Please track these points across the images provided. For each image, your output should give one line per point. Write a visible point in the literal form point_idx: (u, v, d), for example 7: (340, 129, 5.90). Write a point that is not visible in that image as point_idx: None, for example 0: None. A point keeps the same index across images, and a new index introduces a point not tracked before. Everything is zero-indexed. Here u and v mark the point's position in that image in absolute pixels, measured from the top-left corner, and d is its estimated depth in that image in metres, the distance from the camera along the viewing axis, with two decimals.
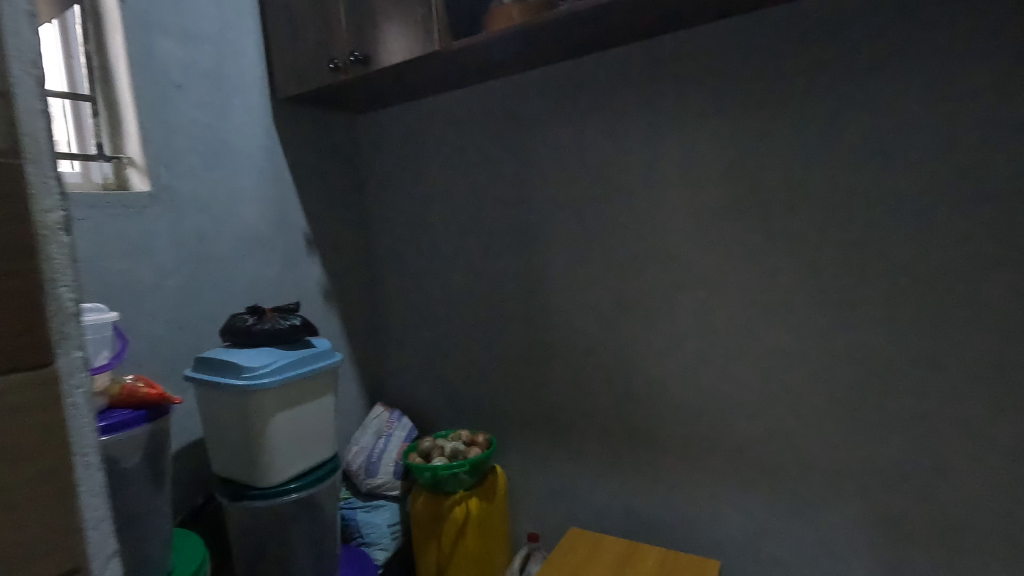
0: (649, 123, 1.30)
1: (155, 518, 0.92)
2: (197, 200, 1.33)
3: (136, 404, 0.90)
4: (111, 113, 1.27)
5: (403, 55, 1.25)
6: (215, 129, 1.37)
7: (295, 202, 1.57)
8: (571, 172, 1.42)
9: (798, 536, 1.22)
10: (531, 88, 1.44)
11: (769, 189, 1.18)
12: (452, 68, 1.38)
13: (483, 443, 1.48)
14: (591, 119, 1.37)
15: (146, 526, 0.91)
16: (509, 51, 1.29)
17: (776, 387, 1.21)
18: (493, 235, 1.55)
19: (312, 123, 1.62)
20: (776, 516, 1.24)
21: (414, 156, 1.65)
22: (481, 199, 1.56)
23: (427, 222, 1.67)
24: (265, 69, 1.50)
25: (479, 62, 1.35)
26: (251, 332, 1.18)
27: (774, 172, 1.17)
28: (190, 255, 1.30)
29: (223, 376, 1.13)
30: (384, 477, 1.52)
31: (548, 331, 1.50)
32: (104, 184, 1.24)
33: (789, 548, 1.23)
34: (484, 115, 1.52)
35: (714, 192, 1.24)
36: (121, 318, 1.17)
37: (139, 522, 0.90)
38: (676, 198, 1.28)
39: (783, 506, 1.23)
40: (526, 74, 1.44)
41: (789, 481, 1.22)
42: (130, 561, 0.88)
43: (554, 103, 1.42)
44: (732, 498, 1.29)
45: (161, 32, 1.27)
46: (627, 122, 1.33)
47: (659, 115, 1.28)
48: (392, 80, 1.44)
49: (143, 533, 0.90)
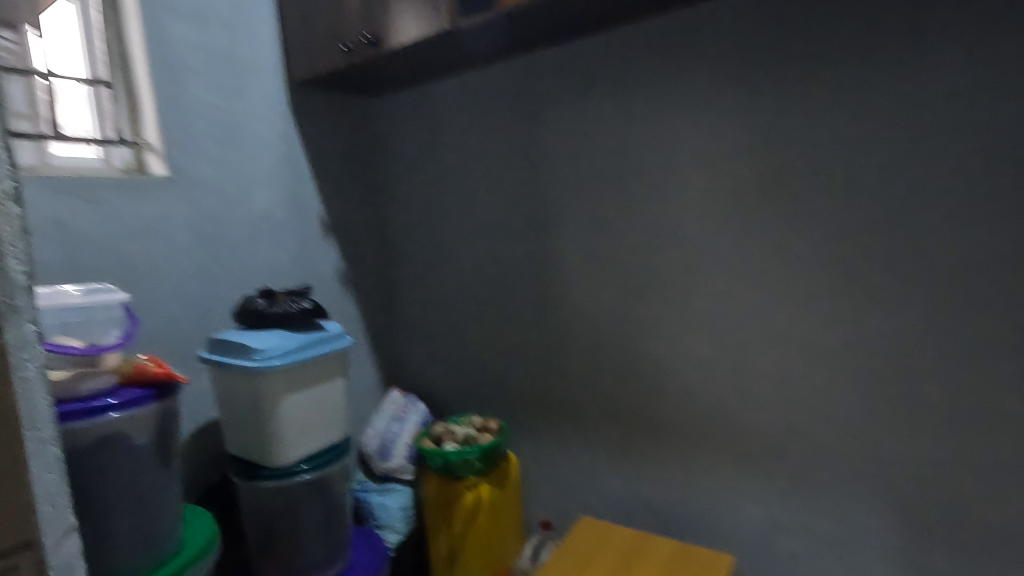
0: (667, 102, 1.24)
1: (164, 495, 0.95)
2: (212, 184, 1.34)
3: (144, 382, 0.92)
4: (129, 98, 1.29)
5: (413, 35, 1.23)
6: (231, 114, 1.39)
7: (311, 187, 1.58)
8: (587, 154, 1.38)
9: (819, 533, 1.17)
10: (546, 69, 1.41)
11: (793, 169, 1.12)
12: (465, 48, 1.36)
13: (495, 430, 1.48)
14: (607, 99, 1.33)
15: (154, 500, 0.93)
16: (521, 30, 1.26)
17: (798, 378, 1.16)
18: (507, 219, 1.53)
19: (328, 107, 1.62)
20: (796, 513, 1.19)
21: (428, 140, 1.64)
22: (494, 183, 1.53)
23: (443, 207, 1.65)
24: (280, 52, 1.50)
25: (491, 42, 1.32)
26: (263, 315, 1.20)
27: (799, 151, 1.11)
28: (206, 238, 1.32)
29: (234, 357, 1.14)
30: (398, 461, 1.53)
31: (562, 316, 1.47)
32: (124, 168, 1.27)
33: (809, 545, 1.19)
34: (498, 97, 1.48)
35: (735, 173, 1.18)
36: (140, 299, 1.20)
37: (148, 499, 0.92)
38: (694, 180, 1.23)
39: (804, 502, 1.18)
40: (541, 54, 1.41)
41: (811, 475, 1.17)
42: (140, 536, 0.91)
43: (570, 83, 1.38)
44: (750, 492, 1.24)
45: (176, 17, 1.28)
46: (644, 102, 1.28)
47: (677, 93, 1.23)
48: (404, 62, 1.42)
49: (152, 510, 0.92)
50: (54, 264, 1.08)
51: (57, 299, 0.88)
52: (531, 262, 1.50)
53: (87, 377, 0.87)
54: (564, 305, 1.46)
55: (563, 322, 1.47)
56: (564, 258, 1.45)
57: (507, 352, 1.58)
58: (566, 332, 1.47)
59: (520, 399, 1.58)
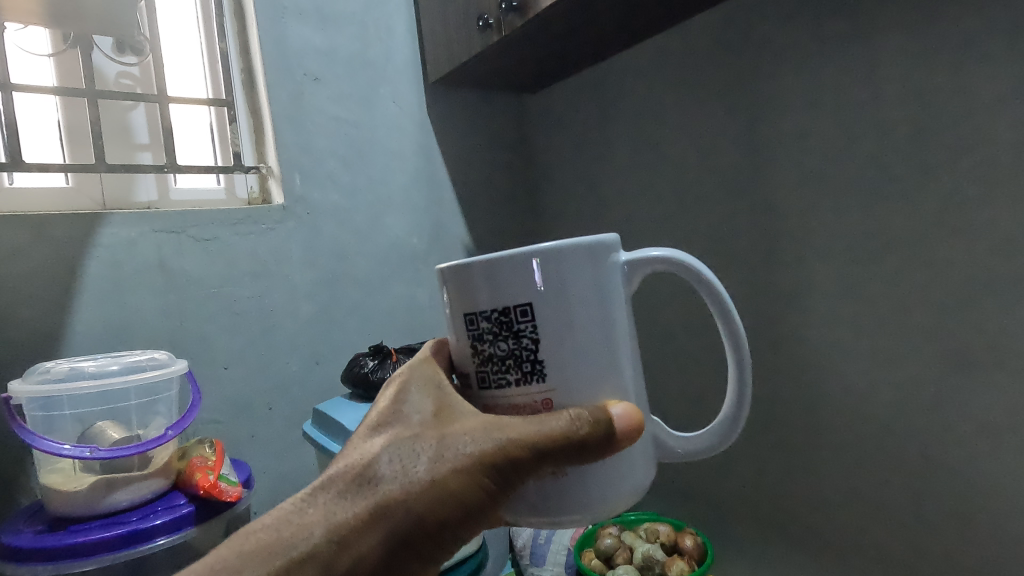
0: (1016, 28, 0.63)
1: None
2: (337, 212, 1.11)
3: (192, 492, 0.67)
4: (253, 119, 1.10)
5: None
6: (359, 125, 1.15)
7: (454, 207, 1.29)
8: (855, 143, 0.78)
9: None
10: (756, 13, 0.88)
11: None
12: (656, 15, 0.95)
13: (693, 550, 0.95)
14: (834, 48, 0.79)
15: None
16: None
17: None
18: (729, 219, 0.95)
19: (475, 109, 1.32)
20: None
21: (601, 124, 1.20)
22: (690, 178, 1.01)
23: (615, 210, 1.18)
24: (416, 50, 1.23)
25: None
26: (370, 382, 0.91)
27: None
28: (329, 275, 1.10)
29: (331, 442, 0.85)
30: (552, 571, 1.02)
31: (791, 428, 0.90)
32: (248, 199, 1.10)
33: None
34: (697, 60, 0.97)
35: None
36: (241, 359, 0.99)
37: None
38: None
39: None
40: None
41: None
42: None
43: (789, 28, 0.84)
44: None
45: (298, 17, 1.08)
46: (948, 38, 0.68)
47: (994, 25, 0.65)
48: (571, 52, 1.09)
49: None
50: (134, 330, 0.90)
51: (91, 370, 0.69)
52: (741, 285, 0.94)
53: (122, 485, 0.64)
54: (782, 361, 0.90)
55: (806, 392, 0.87)
56: (819, 304, 0.84)
57: (770, 347, 0.91)
58: (792, 401, 0.89)
59: (719, 502, 1.04)
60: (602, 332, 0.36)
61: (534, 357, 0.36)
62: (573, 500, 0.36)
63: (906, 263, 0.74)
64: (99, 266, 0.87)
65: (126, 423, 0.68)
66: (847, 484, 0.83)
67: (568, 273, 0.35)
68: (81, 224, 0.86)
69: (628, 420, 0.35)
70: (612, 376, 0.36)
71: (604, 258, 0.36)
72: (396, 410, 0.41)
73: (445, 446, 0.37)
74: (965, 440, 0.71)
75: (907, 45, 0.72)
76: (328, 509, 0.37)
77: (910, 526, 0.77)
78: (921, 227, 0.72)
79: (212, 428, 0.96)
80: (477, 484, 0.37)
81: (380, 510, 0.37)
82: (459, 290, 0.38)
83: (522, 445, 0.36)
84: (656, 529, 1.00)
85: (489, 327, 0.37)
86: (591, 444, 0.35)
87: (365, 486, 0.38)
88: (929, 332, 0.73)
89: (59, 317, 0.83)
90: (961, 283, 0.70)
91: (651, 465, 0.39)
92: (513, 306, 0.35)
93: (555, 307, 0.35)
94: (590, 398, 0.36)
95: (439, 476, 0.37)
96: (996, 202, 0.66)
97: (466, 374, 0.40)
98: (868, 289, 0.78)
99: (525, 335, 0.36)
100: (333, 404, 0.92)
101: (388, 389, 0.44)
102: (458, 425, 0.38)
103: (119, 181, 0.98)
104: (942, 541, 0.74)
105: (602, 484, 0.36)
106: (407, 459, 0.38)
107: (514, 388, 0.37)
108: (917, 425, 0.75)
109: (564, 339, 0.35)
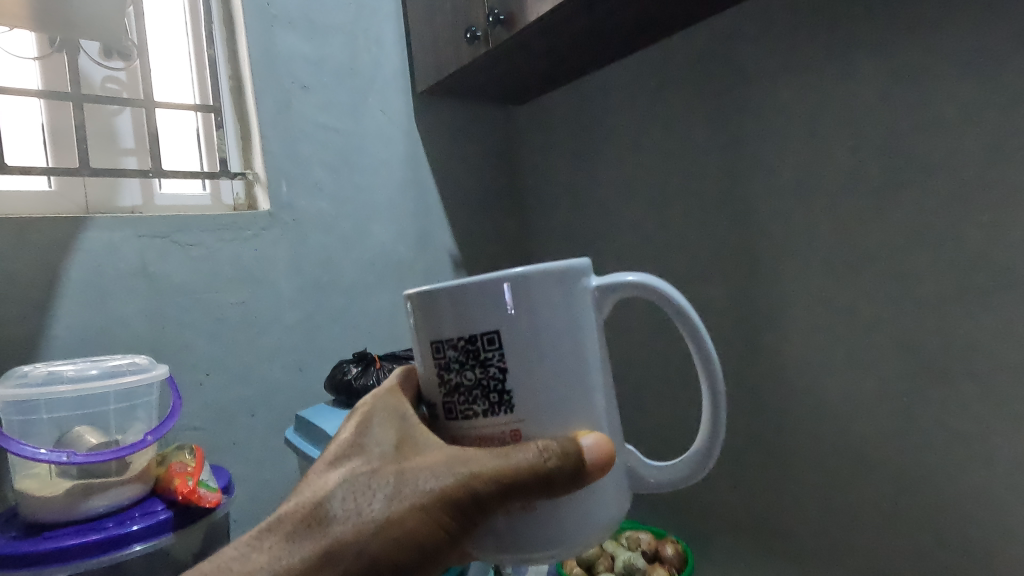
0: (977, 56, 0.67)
1: None
2: (324, 220, 1.12)
3: (171, 498, 0.67)
4: (240, 126, 1.11)
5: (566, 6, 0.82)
6: (346, 133, 1.16)
7: (440, 215, 1.30)
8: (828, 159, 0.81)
9: None
10: (735, 32, 0.91)
11: None
12: (640, 32, 0.98)
13: (674, 558, 0.95)
14: (809, 67, 0.82)
15: None
16: None
17: None
18: (709, 231, 0.97)
19: (463, 120, 1.34)
20: None
21: (585, 136, 1.22)
22: (672, 190, 1.03)
23: (598, 221, 1.20)
24: (404, 60, 1.25)
25: (679, 17, 0.93)
26: (353, 389, 0.91)
27: None
28: (315, 282, 1.10)
29: (313, 448, 0.85)
30: None
31: (768, 437, 0.91)
32: (234, 205, 1.10)
33: None
34: (679, 77, 1.00)
35: None
36: (223, 365, 0.99)
37: None
38: None
39: None
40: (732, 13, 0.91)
41: None
42: None
43: (767, 47, 0.87)
44: None
45: (287, 25, 1.09)
46: (915, 59, 0.72)
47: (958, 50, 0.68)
48: (558, 65, 1.11)
49: None
50: (115, 335, 0.89)
51: (69, 375, 0.69)
52: (719, 296, 0.96)
53: (99, 490, 0.64)
54: (759, 372, 0.91)
55: (783, 401, 0.88)
56: (796, 315, 0.86)
57: (747, 357, 0.92)
58: (771, 411, 0.90)
59: (698, 510, 1.05)
60: (574, 358, 0.37)
61: (500, 387, 0.37)
62: (540, 534, 0.37)
63: (880, 274, 0.76)
64: (80, 270, 0.86)
65: (104, 428, 0.68)
66: (823, 491, 0.84)
67: (537, 303, 0.36)
68: (63, 228, 0.85)
69: (596, 453, 0.36)
70: (583, 402, 0.37)
71: (572, 287, 0.37)
72: (356, 444, 0.41)
73: (406, 481, 0.38)
74: (935, 447, 0.73)
75: (879, 66, 0.75)
76: (275, 553, 0.37)
77: (884, 529, 0.78)
78: (895, 240, 0.75)
79: (192, 435, 0.95)
80: (439, 521, 0.37)
81: (333, 553, 0.36)
82: (426, 319, 0.39)
83: (485, 480, 0.36)
84: (638, 536, 1.00)
85: (458, 356, 0.38)
86: (557, 477, 0.35)
87: (320, 526, 0.37)
88: (900, 341, 0.75)
89: (38, 322, 0.82)
90: (933, 292, 0.72)
91: (622, 497, 0.40)
92: (479, 335, 0.36)
93: (521, 337, 0.36)
94: (559, 428, 0.37)
95: (397, 514, 0.37)
96: (966, 215, 0.69)
97: (434, 404, 0.40)
98: (842, 300, 0.80)
99: (492, 364, 0.37)
100: (315, 411, 0.92)
101: (348, 422, 0.44)
102: (420, 459, 0.38)
103: (102, 185, 0.98)
104: (915, 546, 0.76)
105: (570, 518, 0.37)
106: (367, 496, 0.38)
107: (482, 418, 0.38)
108: (888, 433, 0.77)
109: (532, 369, 0.36)
